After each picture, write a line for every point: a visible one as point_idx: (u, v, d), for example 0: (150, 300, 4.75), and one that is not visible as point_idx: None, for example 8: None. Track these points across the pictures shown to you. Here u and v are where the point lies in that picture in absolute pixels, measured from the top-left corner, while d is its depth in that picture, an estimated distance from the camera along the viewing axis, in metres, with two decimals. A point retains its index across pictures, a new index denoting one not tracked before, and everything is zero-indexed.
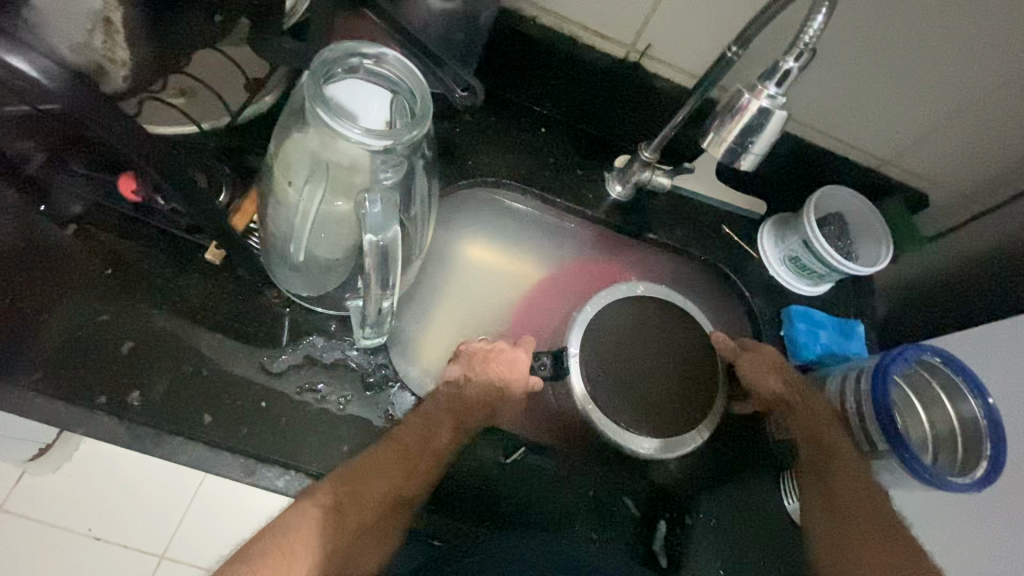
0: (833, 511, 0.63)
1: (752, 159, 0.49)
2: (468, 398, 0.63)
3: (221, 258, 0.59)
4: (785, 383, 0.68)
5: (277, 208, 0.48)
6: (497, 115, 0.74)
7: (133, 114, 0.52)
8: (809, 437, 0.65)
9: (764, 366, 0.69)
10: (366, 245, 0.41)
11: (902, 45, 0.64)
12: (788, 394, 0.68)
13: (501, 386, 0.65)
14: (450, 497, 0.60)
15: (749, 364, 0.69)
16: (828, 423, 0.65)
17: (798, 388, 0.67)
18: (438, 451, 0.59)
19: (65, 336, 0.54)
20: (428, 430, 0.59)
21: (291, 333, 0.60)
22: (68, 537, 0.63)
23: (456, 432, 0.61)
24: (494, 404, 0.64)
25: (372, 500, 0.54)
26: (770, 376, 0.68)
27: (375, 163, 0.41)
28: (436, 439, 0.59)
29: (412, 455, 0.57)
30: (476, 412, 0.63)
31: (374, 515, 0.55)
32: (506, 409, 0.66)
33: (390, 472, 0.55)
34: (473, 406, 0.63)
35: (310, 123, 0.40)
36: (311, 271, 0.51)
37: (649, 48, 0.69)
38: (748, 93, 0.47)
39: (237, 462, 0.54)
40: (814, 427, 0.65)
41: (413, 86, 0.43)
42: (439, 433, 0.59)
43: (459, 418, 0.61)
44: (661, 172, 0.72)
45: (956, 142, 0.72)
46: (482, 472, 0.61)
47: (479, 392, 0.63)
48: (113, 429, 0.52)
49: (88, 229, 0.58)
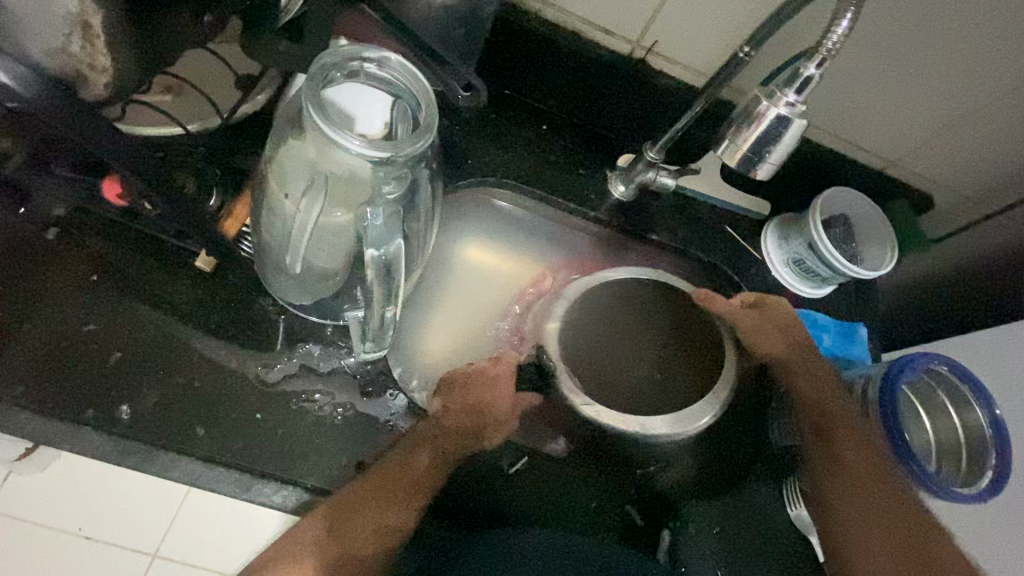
0: (834, 480, 0.63)
1: (768, 168, 0.47)
2: (451, 428, 0.59)
3: (211, 264, 0.57)
4: (789, 345, 0.67)
5: (272, 218, 0.46)
6: (497, 113, 0.72)
7: (112, 117, 0.49)
8: (813, 402, 0.65)
9: (769, 327, 0.68)
10: (368, 261, 0.40)
11: (915, 46, 0.62)
12: (791, 355, 0.67)
13: (484, 403, 0.62)
14: (459, 509, 0.59)
15: (751, 325, 0.67)
16: (830, 387, 0.65)
17: (800, 351, 0.67)
18: (419, 476, 0.55)
19: (49, 346, 0.52)
20: (405, 462, 0.55)
21: (287, 340, 0.58)
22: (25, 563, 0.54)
23: (436, 457, 0.57)
24: (476, 430, 0.61)
25: (359, 525, 0.53)
26: (774, 336, 0.67)
27: (377, 176, 0.39)
28: (414, 464, 0.56)
29: (394, 487, 0.54)
30: (457, 439, 0.59)
31: (363, 541, 0.53)
32: (493, 425, 0.61)
33: (385, 495, 0.54)
34: (457, 432, 0.59)
35: (308, 133, 0.38)
36: (310, 280, 0.49)
37: (656, 45, 0.67)
38: (766, 100, 0.45)
39: (232, 477, 0.52)
40: (817, 392, 0.65)
41: (417, 92, 0.40)
42: (415, 466, 0.56)
43: (439, 450, 0.58)
44: (666, 173, 0.69)
45: (967, 145, 0.70)
46: (482, 487, 0.60)
47: (457, 420, 0.60)
48: (101, 445, 0.50)
49: (72, 233, 0.56)
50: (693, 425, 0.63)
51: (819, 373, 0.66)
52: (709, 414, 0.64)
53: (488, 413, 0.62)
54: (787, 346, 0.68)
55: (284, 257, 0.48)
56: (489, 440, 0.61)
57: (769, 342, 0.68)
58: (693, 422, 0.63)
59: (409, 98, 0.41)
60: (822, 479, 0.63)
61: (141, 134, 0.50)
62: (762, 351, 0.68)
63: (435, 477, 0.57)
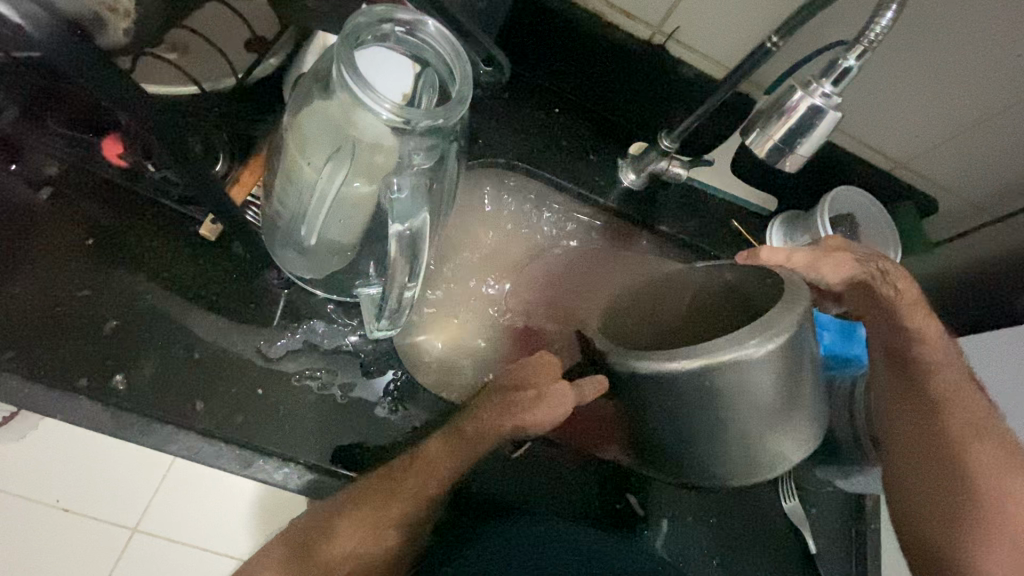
0: (898, 405, 0.63)
1: (797, 161, 0.46)
2: (482, 412, 0.54)
3: (217, 233, 0.55)
4: (861, 262, 0.56)
5: (288, 185, 0.43)
6: (509, 92, 0.70)
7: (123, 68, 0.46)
8: (893, 327, 0.59)
9: (835, 250, 0.56)
10: (392, 235, 0.38)
11: (937, 49, 0.62)
12: (865, 270, 0.56)
13: (522, 380, 0.54)
14: (464, 506, 0.59)
15: (813, 255, 0.55)
16: (919, 305, 0.58)
17: (874, 261, 0.56)
18: (436, 471, 0.52)
19: (42, 311, 0.49)
20: (417, 470, 0.52)
21: (290, 316, 0.56)
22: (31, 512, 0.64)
23: (455, 449, 0.53)
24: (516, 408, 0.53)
25: (347, 532, 0.51)
26: (843, 255, 0.56)
27: (408, 145, 0.37)
28: (429, 454, 0.53)
29: (397, 487, 0.51)
30: (488, 420, 0.53)
31: (358, 544, 0.51)
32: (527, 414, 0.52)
33: (400, 494, 0.51)
34: (488, 417, 0.53)
35: (337, 93, 0.36)
36: (318, 255, 0.48)
37: (677, 32, 0.66)
38: (802, 90, 0.44)
39: (233, 454, 0.51)
40: (909, 313, 0.58)
41: (451, 61, 0.39)
42: (422, 471, 0.52)
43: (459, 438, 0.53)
44: (678, 163, 0.69)
45: (974, 152, 0.71)
46: (479, 493, 0.60)
47: (495, 403, 0.54)
48: (97, 415, 0.48)
49: (65, 194, 0.53)
50: (773, 338, 0.40)
51: (906, 291, 0.57)
52: (795, 319, 0.41)
53: (540, 395, 0.53)
54: (860, 261, 0.56)
55: (297, 229, 0.46)
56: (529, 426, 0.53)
57: (837, 266, 0.56)
58: (778, 331, 0.40)
59: (440, 67, 0.39)
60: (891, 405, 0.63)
61: (156, 91, 0.47)
62: (834, 280, 0.56)
63: (448, 465, 0.52)
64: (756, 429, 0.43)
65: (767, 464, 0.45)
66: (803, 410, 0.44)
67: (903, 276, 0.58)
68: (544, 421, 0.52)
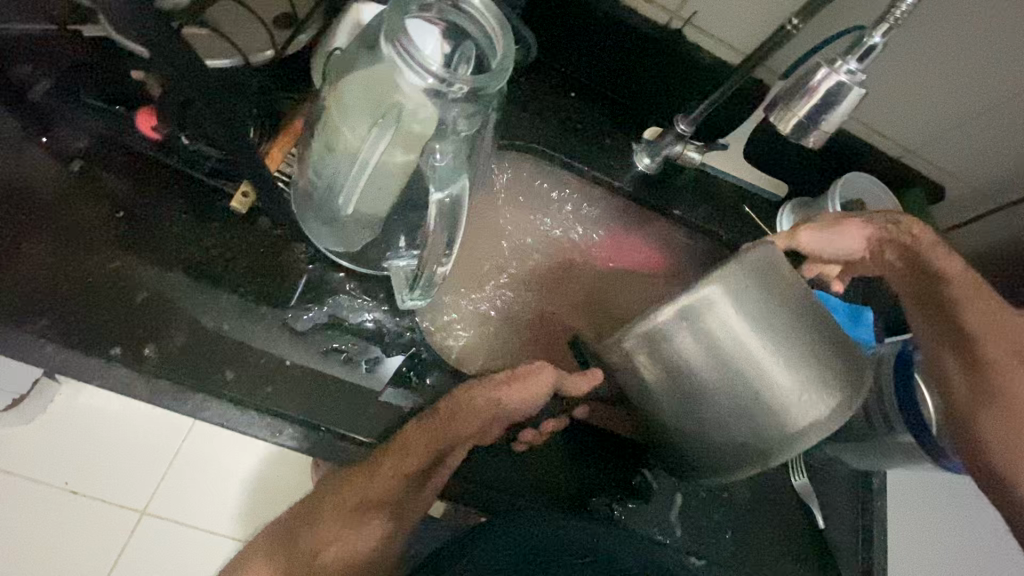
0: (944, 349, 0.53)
1: (819, 137, 0.48)
2: (464, 409, 0.51)
3: (246, 206, 0.55)
4: (866, 222, 0.57)
5: (326, 156, 0.45)
6: (527, 76, 0.71)
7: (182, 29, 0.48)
8: (911, 283, 0.55)
9: (838, 224, 0.57)
10: (433, 201, 0.43)
11: (949, 36, 0.64)
12: (881, 225, 0.56)
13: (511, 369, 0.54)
14: (468, 490, 0.57)
15: (823, 227, 0.57)
16: (932, 244, 0.54)
17: (882, 220, 0.57)
18: (417, 458, 0.50)
19: (75, 281, 0.50)
20: (398, 448, 0.50)
21: (315, 291, 0.57)
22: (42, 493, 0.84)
23: (434, 439, 0.51)
24: (496, 401, 0.51)
25: (329, 518, 0.50)
26: (847, 221, 0.57)
27: (452, 113, 0.40)
28: (410, 447, 0.50)
29: (379, 465, 0.50)
30: (467, 413, 0.51)
31: (343, 526, 0.49)
32: (510, 407, 0.51)
33: (390, 480, 0.50)
34: (466, 415, 0.51)
35: (388, 61, 0.38)
36: (348, 227, 0.50)
37: (694, 17, 0.68)
38: (826, 67, 0.45)
39: (262, 422, 0.52)
40: (932, 258, 0.53)
41: (492, 34, 0.40)
42: (415, 450, 0.50)
43: (444, 429, 0.51)
44: (693, 148, 0.70)
45: (985, 138, 0.72)
46: (482, 478, 0.58)
47: (476, 395, 0.52)
48: (130, 382, 0.49)
49: (96, 166, 0.54)
50: (740, 269, 0.42)
51: (924, 236, 0.54)
52: (756, 248, 0.44)
53: (511, 377, 0.52)
54: (865, 221, 0.57)
55: (332, 200, 0.48)
56: (508, 409, 0.51)
57: (847, 240, 0.57)
58: (743, 262, 0.43)
59: (479, 39, 0.41)
60: (939, 354, 0.54)
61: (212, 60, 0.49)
62: (843, 254, 0.58)
63: (427, 447, 0.50)
64: (765, 370, 0.43)
65: (783, 404, 0.44)
66: (800, 342, 0.44)
67: (919, 224, 0.55)
68: (523, 406, 0.52)
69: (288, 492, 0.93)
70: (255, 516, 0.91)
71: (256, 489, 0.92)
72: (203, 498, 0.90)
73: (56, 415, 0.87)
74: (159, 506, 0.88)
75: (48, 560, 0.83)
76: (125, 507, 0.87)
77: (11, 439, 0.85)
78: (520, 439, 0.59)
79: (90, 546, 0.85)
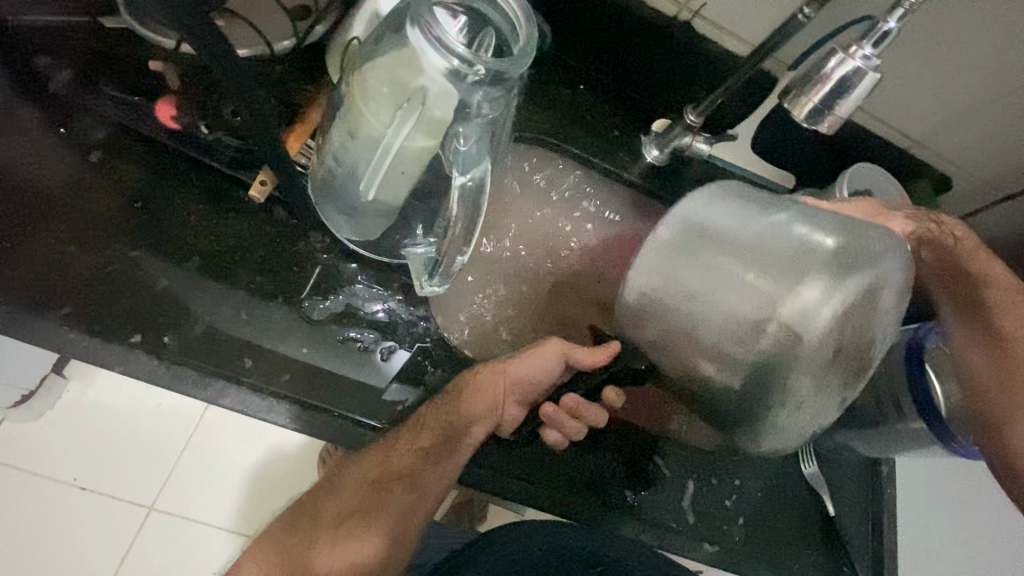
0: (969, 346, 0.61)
1: (832, 123, 0.48)
2: (471, 391, 0.55)
3: (264, 196, 0.55)
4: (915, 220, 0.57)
5: (348, 141, 0.46)
6: (537, 69, 0.72)
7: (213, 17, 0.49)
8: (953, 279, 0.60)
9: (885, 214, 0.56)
10: (456, 185, 0.46)
11: (957, 27, 0.64)
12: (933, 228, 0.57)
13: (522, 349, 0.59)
14: (488, 478, 0.58)
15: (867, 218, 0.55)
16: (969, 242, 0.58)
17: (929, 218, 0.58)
18: (425, 437, 0.53)
19: (96, 271, 0.51)
20: (414, 428, 0.53)
21: (331, 281, 0.57)
22: (56, 487, 0.85)
23: (444, 419, 0.54)
24: (503, 369, 0.56)
25: (350, 492, 0.53)
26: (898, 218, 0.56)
27: (474, 98, 0.41)
28: (421, 431, 0.53)
29: (395, 441, 0.53)
30: (476, 388, 0.55)
31: (364, 500, 0.53)
32: (514, 373, 0.56)
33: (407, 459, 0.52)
34: (477, 391, 0.55)
35: (413, 46, 0.39)
36: (367, 214, 0.51)
37: (704, 8, 0.67)
38: (841, 53, 0.46)
39: (281, 410, 0.53)
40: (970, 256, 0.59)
41: (512, 21, 0.41)
42: (430, 427, 0.53)
43: (456, 403, 0.54)
44: (702, 139, 0.70)
45: (991, 129, 0.72)
46: (500, 466, 0.58)
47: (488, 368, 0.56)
48: (151, 369, 0.50)
49: (113, 156, 0.54)
50: (702, 202, 0.47)
51: (966, 239, 0.58)
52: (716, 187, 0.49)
53: (523, 351, 0.57)
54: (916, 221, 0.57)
55: (353, 187, 0.49)
56: (513, 374, 0.56)
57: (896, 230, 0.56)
58: (703, 199, 0.48)
59: (499, 25, 0.42)
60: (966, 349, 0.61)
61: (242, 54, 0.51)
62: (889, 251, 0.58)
63: (440, 426, 0.53)
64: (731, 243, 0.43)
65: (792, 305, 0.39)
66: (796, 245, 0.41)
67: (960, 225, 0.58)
68: (531, 376, 0.56)
69: (294, 486, 0.94)
70: (261, 510, 0.91)
71: (262, 483, 0.92)
72: (210, 492, 0.90)
73: (68, 410, 0.87)
74: (166, 501, 0.88)
75: (56, 555, 0.83)
76: (134, 502, 0.87)
77: (25, 434, 0.86)
78: (544, 415, 0.57)
79: (100, 540, 0.85)
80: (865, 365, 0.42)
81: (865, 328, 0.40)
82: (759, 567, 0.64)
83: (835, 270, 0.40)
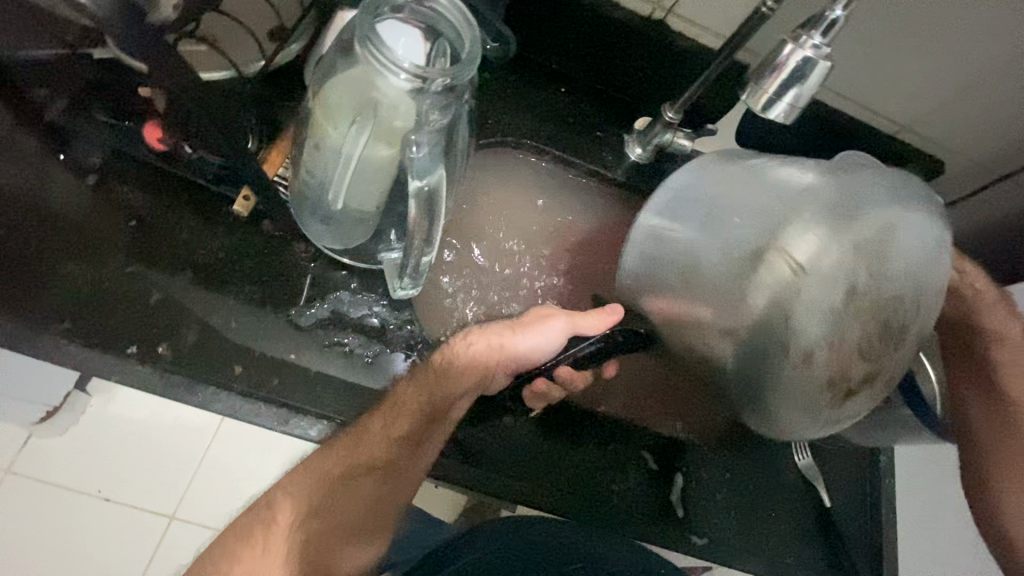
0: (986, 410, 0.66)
1: (789, 111, 0.49)
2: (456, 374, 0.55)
3: (248, 211, 0.59)
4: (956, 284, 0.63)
5: (315, 154, 0.49)
6: (517, 73, 0.73)
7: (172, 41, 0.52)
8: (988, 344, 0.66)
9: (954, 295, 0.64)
10: (413, 190, 0.45)
11: (930, 9, 0.64)
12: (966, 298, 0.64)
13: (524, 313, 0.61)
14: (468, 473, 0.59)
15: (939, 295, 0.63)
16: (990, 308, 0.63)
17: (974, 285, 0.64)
18: (402, 424, 0.54)
19: (92, 286, 0.53)
20: (390, 411, 0.54)
21: (316, 289, 0.59)
22: (77, 499, 0.89)
23: (426, 412, 0.54)
24: (501, 343, 0.57)
25: (322, 494, 0.53)
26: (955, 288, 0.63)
27: (424, 105, 0.43)
28: (400, 418, 0.54)
29: (366, 430, 0.53)
30: (473, 371, 0.55)
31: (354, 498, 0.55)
32: (515, 347, 0.57)
33: (380, 444, 0.53)
34: (469, 368, 0.55)
35: (363, 59, 0.42)
36: (343, 223, 0.54)
37: (675, 6, 0.69)
38: (791, 43, 0.46)
39: (270, 413, 0.55)
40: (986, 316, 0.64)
41: (461, 30, 0.44)
42: (406, 410, 0.54)
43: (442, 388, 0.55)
44: (682, 135, 0.71)
45: (978, 110, 0.71)
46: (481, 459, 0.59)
47: (484, 335, 0.57)
48: (146, 377, 0.52)
49: (109, 178, 0.57)
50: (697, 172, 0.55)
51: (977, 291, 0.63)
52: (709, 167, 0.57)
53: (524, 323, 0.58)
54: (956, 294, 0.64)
55: (324, 197, 0.52)
56: (512, 344, 0.57)
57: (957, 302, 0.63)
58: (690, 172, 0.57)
59: (450, 35, 0.44)
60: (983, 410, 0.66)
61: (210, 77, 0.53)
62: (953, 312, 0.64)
63: (414, 409, 0.54)
64: (733, 201, 0.48)
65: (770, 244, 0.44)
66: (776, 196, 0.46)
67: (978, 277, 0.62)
68: (529, 349, 0.57)
69: None
70: None
71: None
72: (224, 502, 0.92)
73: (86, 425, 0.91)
74: (184, 512, 0.91)
75: None
76: (152, 513, 0.90)
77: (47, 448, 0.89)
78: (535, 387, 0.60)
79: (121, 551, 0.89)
80: (892, 318, 0.44)
81: (889, 263, 0.44)
82: (756, 561, 0.64)
83: (836, 216, 0.44)
